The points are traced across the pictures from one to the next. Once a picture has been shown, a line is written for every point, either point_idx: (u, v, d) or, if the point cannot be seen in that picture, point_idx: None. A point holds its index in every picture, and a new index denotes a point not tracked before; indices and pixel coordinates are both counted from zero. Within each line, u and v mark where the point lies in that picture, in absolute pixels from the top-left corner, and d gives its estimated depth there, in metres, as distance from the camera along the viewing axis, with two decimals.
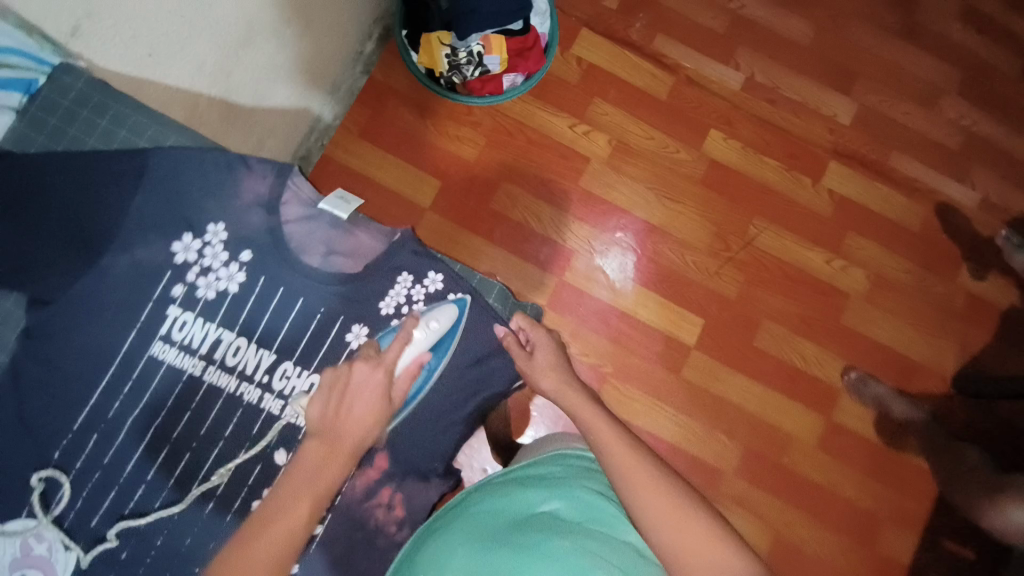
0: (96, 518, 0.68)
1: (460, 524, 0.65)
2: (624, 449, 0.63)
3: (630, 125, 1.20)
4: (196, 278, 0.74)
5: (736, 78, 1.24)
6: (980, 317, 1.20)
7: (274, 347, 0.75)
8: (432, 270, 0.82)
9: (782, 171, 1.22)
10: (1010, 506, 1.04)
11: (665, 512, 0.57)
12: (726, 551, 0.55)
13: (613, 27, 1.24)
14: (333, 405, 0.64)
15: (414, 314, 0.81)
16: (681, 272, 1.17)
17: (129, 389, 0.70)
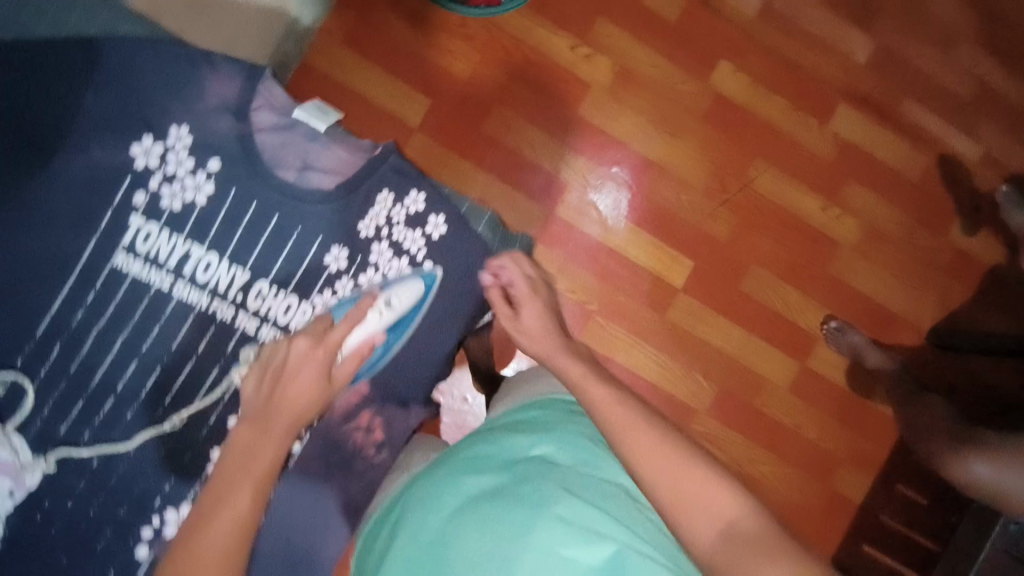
0: (65, 425, 0.79)
1: (453, 475, 0.68)
2: (608, 392, 0.66)
3: (635, 49, 1.12)
4: (161, 186, 0.81)
5: (753, 4, 1.15)
6: (963, 273, 1.21)
7: (248, 266, 0.83)
8: (413, 190, 0.87)
9: (788, 110, 1.16)
10: (975, 460, 0.95)
11: (647, 449, 0.57)
12: (715, 486, 0.54)
13: None
14: (264, 377, 0.71)
15: (393, 236, 0.86)
16: (675, 211, 1.14)
17: (93, 298, 0.79)
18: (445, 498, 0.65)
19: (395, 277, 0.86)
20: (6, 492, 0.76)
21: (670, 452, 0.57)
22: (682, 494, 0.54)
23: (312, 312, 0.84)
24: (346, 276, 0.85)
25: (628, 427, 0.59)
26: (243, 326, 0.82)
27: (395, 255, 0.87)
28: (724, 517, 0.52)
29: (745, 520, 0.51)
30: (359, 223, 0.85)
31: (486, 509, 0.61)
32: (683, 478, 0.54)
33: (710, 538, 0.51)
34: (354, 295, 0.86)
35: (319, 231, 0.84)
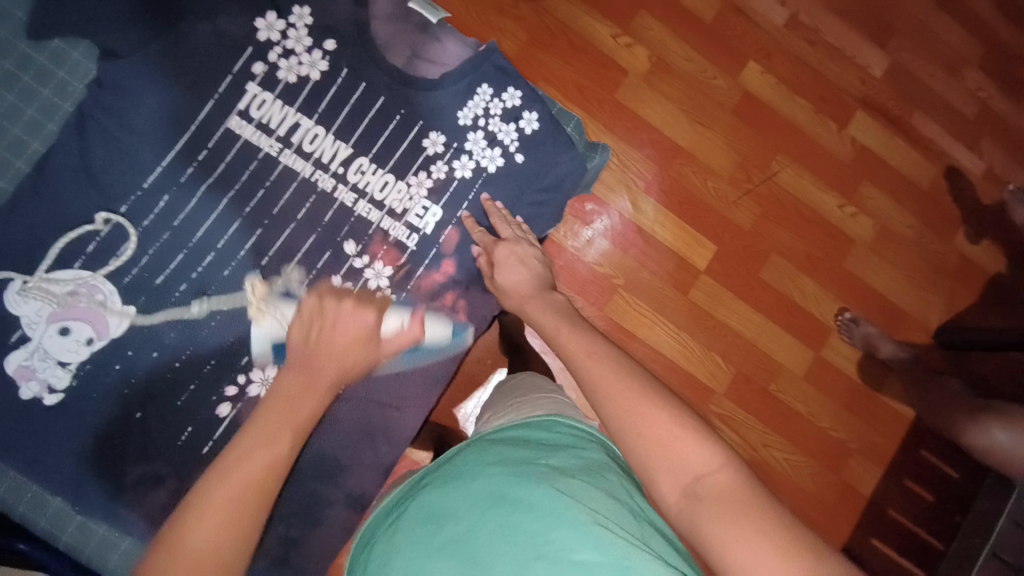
0: (162, 276, 0.88)
1: (458, 486, 0.65)
2: (590, 349, 0.70)
3: (672, 43, 1.20)
4: (278, 60, 0.92)
5: (780, 14, 1.25)
6: (966, 279, 1.27)
7: (352, 144, 0.93)
8: (510, 89, 0.97)
9: (810, 113, 1.24)
10: (995, 426, 1.06)
11: (625, 410, 0.60)
12: (692, 442, 0.57)
13: None
14: (319, 325, 0.82)
15: (489, 128, 0.96)
16: (700, 196, 1.19)
17: (203, 158, 0.89)
18: (447, 510, 0.62)
19: (488, 165, 0.96)
20: (85, 342, 0.86)
21: (647, 411, 0.60)
22: (656, 451, 0.58)
23: (409, 193, 0.95)
24: (441, 161, 0.95)
25: (618, 392, 0.62)
26: (342, 199, 0.93)
27: (488, 145, 0.96)
28: (689, 470, 0.56)
29: (712, 473, 0.55)
30: (458, 111, 0.96)
31: (494, 514, 0.59)
32: (653, 437, 0.58)
33: (675, 495, 0.56)
34: (448, 179, 0.96)
35: (421, 117, 0.95)
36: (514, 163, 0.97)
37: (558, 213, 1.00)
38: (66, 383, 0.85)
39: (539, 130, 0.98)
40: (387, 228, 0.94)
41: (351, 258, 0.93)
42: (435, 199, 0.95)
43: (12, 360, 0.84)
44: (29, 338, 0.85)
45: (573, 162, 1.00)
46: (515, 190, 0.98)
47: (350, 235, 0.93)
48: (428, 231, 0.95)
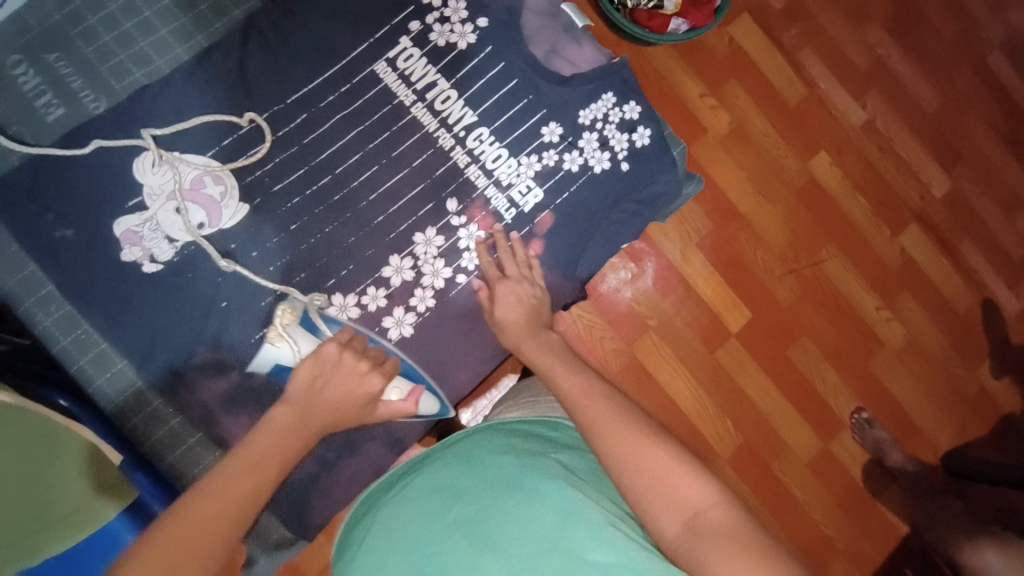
0: (279, 185, 0.91)
1: (471, 469, 0.67)
2: (589, 391, 0.69)
3: (754, 115, 1.25)
4: (433, 25, 0.96)
5: (859, 115, 1.30)
6: (983, 411, 1.28)
7: (478, 113, 0.96)
8: (633, 102, 0.99)
9: (869, 213, 1.28)
10: (988, 550, 1.12)
11: (626, 450, 0.60)
12: (691, 478, 0.58)
13: (771, 22, 1.26)
14: (318, 376, 0.76)
15: (604, 132, 0.98)
16: (748, 263, 1.22)
17: (346, 91, 0.93)
18: (460, 491, 0.65)
19: (595, 165, 0.97)
20: (196, 224, 0.88)
21: (645, 449, 0.60)
22: (652, 490, 0.58)
23: (518, 170, 0.96)
24: (554, 149, 0.97)
25: (611, 431, 0.63)
26: (456, 160, 0.95)
27: (600, 147, 0.98)
28: (689, 503, 0.56)
29: (710, 509, 0.55)
30: (580, 110, 0.98)
31: (507, 503, 0.61)
32: (651, 474, 0.58)
33: (674, 532, 0.55)
34: (555, 168, 0.97)
35: (547, 106, 0.98)
36: (619, 170, 0.98)
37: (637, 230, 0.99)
38: (167, 257, 0.88)
39: (648, 146, 0.99)
40: (488, 197, 0.95)
41: (451, 215, 0.94)
42: (539, 182, 0.96)
43: (124, 222, 0.87)
44: (147, 207, 0.88)
45: (670, 183, 1.00)
46: (606, 201, 0.98)
47: (454, 193, 0.94)
48: (525, 209, 0.96)
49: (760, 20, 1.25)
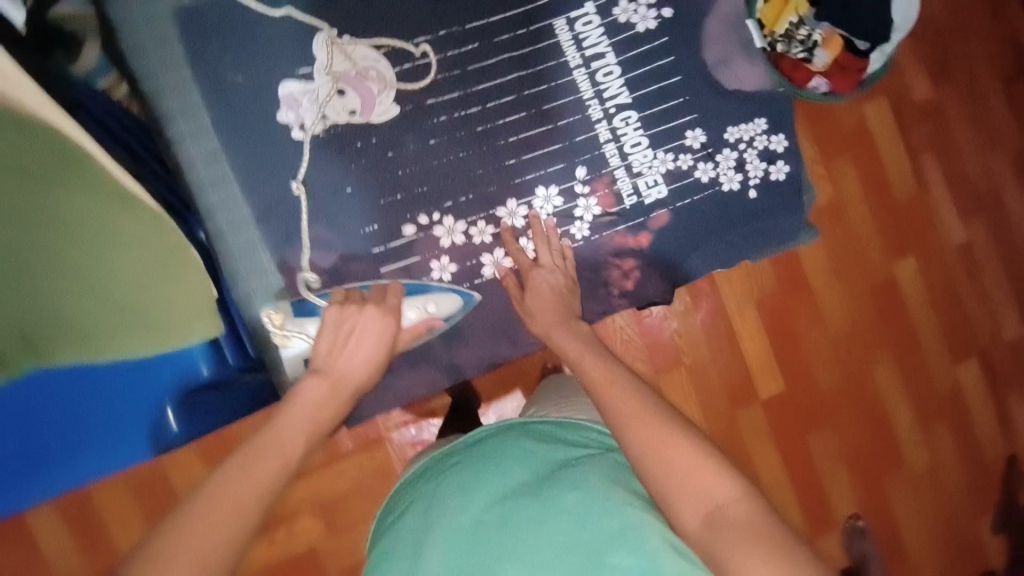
0: None
1: (448, 486, 0.47)
2: (585, 349, 0.49)
3: (858, 201, 1.11)
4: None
5: (957, 234, 1.17)
6: (970, 565, 1.21)
7: (622, 57, 0.57)
8: (782, 135, 0.59)
9: (936, 332, 1.18)
10: None
11: (625, 403, 0.44)
12: (712, 458, 0.40)
13: (905, 116, 1.12)
14: (340, 334, 0.49)
15: (744, 157, 0.58)
16: (800, 336, 1.12)
17: None
18: (437, 509, 0.45)
19: (723, 184, 0.57)
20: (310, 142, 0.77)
21: (647, 409, 0.43)
22: (655, 457, 0.41)
23: (650, 161, 0.57)
24: (689, 154, 0.57)
25: (604, 385, 0.46)
26: (581, 113, 0.56)
27: (737, 169, 0.58)
28: (714, 496, 0.39)
29: (736, 499, 0.38)
30: (728, 125, 0.58)
31: (504, 531, 0.42)
32: (650, 435, 0.42)
33: (693, 521, 0.39)
34: (688, 173, 0.57)
35: (698, 94, 0.58)
36: (739, 196, 0.58)
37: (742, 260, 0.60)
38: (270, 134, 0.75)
39: (783, 182, 0.59)
40: (612, 182, 0.56)
41: (542, 191, 0.56)
42: (667, 185, 0.57)
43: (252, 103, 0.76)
44: None
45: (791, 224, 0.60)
46: (716, 214, 0.58)
47: (558, 160, 0.56)
48: (644, 202, 0.57)
49: (894, 106, 1.12)
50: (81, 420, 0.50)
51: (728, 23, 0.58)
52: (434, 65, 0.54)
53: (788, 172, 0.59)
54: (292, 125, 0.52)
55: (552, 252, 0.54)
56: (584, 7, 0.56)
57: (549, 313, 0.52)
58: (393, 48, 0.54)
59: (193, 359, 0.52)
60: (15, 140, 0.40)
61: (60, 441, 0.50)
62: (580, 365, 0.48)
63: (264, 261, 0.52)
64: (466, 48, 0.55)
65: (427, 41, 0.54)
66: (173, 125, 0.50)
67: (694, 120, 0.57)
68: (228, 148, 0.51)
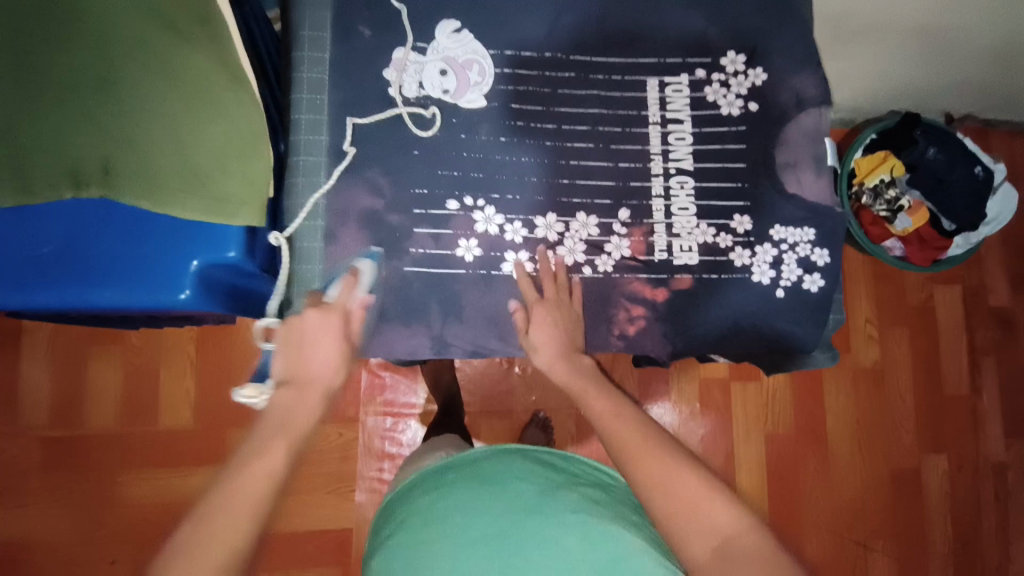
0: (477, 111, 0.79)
1: (448, 496, 0.50)
2: (589, 386, 0.52)
3: (903, 372, 1.04)
4: (714, 80, 0.61)
5: (996, 449, 1.06)
6: None
7: (698, 129, 0.60)
8: (827, 251, 0.59)
9: (946, 543, 1.03)
10: None
11: (632, 437, 0.45)
12: (718, 495, 0.41)
13: (976, 312, 1.07)
14: (296, 345, 0.49)
15: (783, 257, 0.59)
16: (801, 488, 1.01)
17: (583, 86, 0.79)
18: (436, 518, 0.48)
19: (755, 275, 0.58)
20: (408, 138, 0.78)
21: (654, 443, 0.45)
22: (659, 486, 0.42)
23: (690, 228, 0.59)
24: (731, 235, 0.59)
25: (610, 421, 0.48)
26: (641, 163, 0.60)
27: (772, 266, 0.59)
28: (722, 528, 0.40)
29: (743, 535, 0.39)
30: (778, 223, 0.59)
31: (504, 549, 0.45)
32: (654, 463, 0.43)
33: (701, 553, 0.39)
34: (724, 251, 0.59)
35: (759, 186, 0.60)
36: (767, 291, 0.58)
37: (758, 358, 0.60)
38: None
39: (814, 295, 0.59)
40: (647, 234, 0.59)
41: (581, 217, 0.58)
42: (700, 255, 0.58)
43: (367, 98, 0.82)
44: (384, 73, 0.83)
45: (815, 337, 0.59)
46: (738, 300, 0.58)
47: (604, 196, 0.59)
48: (670, 261, 0.58)
49: (966, 300, 1.06)
50: (107, 253, 0.52)
51: (807, 134, 0.61)
52: (531, 79, 0.60)
53: (821, 287, 0.59)
54: (393, 84, 0.58)
55: (559, 286, 0.56)
56: (679, 76, 0.61)
57: (553, 345, 0.54)
58: (501, 53, 0.60)
59: (227, 239, 0.52)
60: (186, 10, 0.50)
61: (79, 264, 0.51)
62: (585, 398, 0.51)
63: (322, 184, 0.56)
64: (563, 74, 0.60)
65: (530, 58, 0.60)
66: (299, 49, 0.58)
67: (745, 207, 0.59)
68: (333, 82, 0.58)
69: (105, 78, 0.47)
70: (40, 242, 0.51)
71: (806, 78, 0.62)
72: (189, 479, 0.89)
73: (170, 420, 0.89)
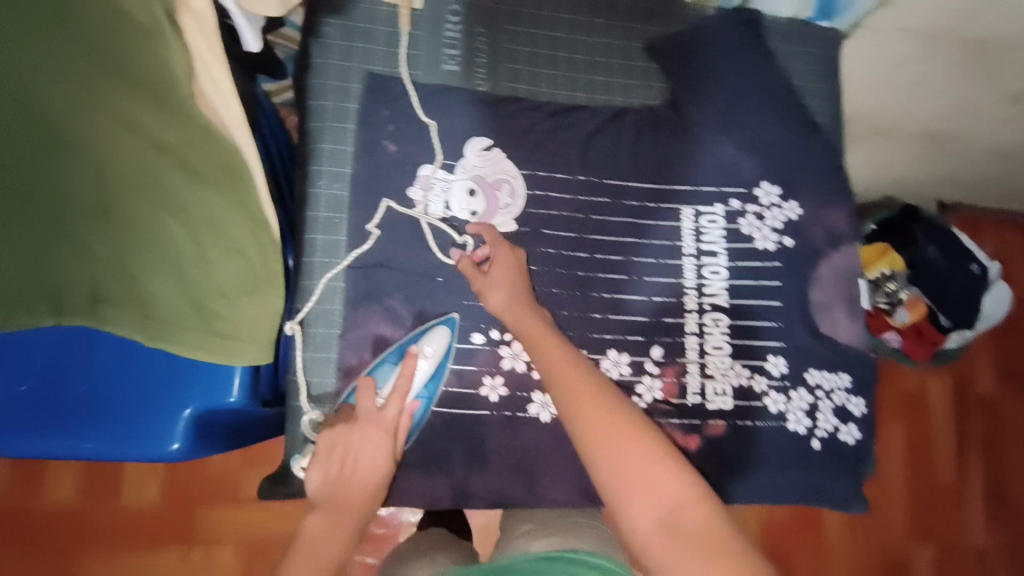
0: None
1: None
2: (527, 321, 0.48)
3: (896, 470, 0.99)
4: (747, 212, 0.59)
5: None
6: None
7: (733, 264, 0.58)
8: (862, 400, 0.57)
9: None
10: None
11: (595, 419, 0.43)
12: (679, 473, 0.42)
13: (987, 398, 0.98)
14: (337, 460, 0.48)
15: (818, 404, 0.56)
16: None
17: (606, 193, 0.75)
18: None
19: (790, 423, 0.56)
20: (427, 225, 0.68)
21: (618, 416, 0.44)
22: (622, 468, 0.41)
23: (725, 370, 0.56)
24: (766, 379, 0.56)
25: (568, 380, 0.45)
26: (675, 297, 0.57)
27: (807, 413, 0.56)
28: (676, 501, 0.40)
29: (700, 514, 0.40)
30: (813, 367, 0.57)
31: None
32: (619, 443, 0.42)
33: (654, 531, 0.39)
34: (758, 396, 0.56)
35: (794, 327, 0.57)
36: (801, 441, 0.56)
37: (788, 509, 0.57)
38: None
39: (848, 446, 0.56)
40: (681, 374, 0.55)
41: (612, 357, 0.55)
42: (734, 400, 0.55)
43: None
44: None
45: (848, 490, 0.56)
46: (773, 450, 0.55)
47: (636, 332, 0.56)
48: (703, 405, 0.55)
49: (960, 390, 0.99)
50: (90, 391, 0.46)
51: (842, 274, 0.59)
52: (561, 203, 0.57)
53: (858, 439, 0.56)
54: (417, 204, 0.55)
55: None
56: (713, 206, 0.59)
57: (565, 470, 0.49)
58: (533, 174, 0.57)
59: (226, 381, 0.46)
60: (205, 149, 0.43)
61: (59, 406, 0.45)
62: (529, 338, 0.48)
63: (337, 313, 0.52)
64: (597, 199, 0.57)
65: (561, 180, 0.57)
66: (318, 161, 0.53)
67: (780, 348, 0.57)
68: (354, 199, 0.54)
69: (104, 203, 0.41)
70: (17, 378, 0.45)
71: (842, 214, 0.60)
72: (151, 561, 0.74)
73: (133, 497, 0.75)
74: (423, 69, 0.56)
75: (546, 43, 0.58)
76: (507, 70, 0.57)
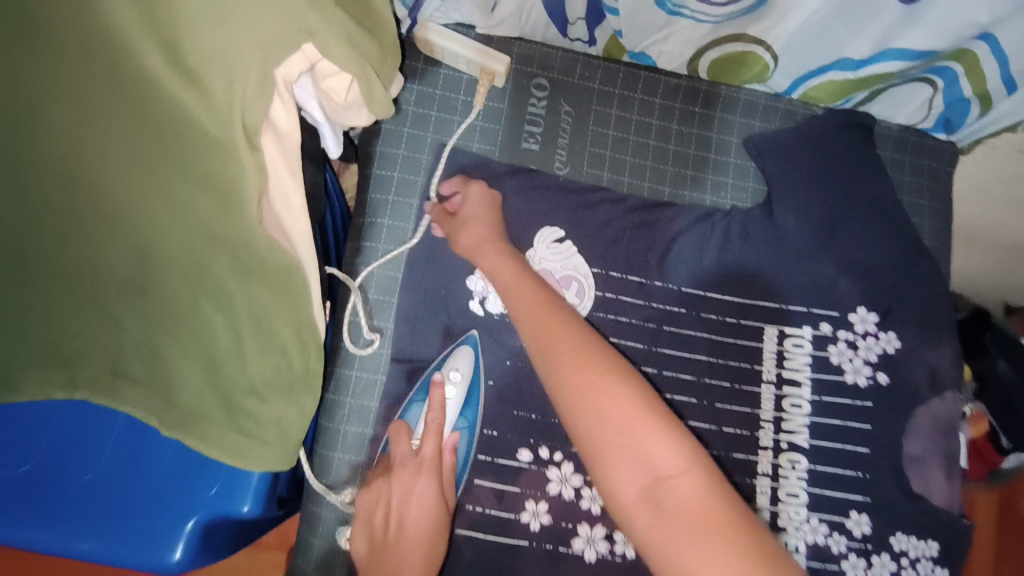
0: None
1: None
2: (496, 259, 0.46)
3: None
4: (840, 338, 0.53)
5: None
6: None
7: (818, 397, 0.51)
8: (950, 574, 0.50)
9: None
10: None
11: (561, 362, 0.39)
12: (660, 432, 0.36)
13: None
14: (382, 523, 0.43)
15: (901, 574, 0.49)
16: None
17: None
18: None
19: None
20: None
21: (587, 354, 0.39)
22: (590, 417, 0.37)
23: (799, 521, 0.49)
24: (843, 537, 0.50)
25: (529, 322, 0.42)
26: (749, 429, 0.51)
27: None
28: (657, 465, 0.35)
29: (679, 477, 0.35)
30: (899, 530, 0.50)
31: None
32: (586, 394, 0.38)
33: (630, 500, 0.35)
34: (834, 557, 0.49)
35: (881, 481, 0.51)
36: None
37: None
38: None
39: None
40: None
41: None
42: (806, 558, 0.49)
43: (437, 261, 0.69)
44: None
45: None
46: None
47: None
48: None
49: None
50: (96, 480, 0.41)
51: (938, 424, 0.52)
52: (633, 309, 0.51)
53: None
54: (475, 295, 0.49)
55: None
56: (802, 328, 0.52)
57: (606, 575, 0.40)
58: (606, 275, 0.51)
59: (241, 489, 0.41)
60: (225, 228, 0.34)
61: (52, 500, 0.40)
62: (495, 271, 0.45)
63: (372, 409, 0.48)
64: (673, 309, 0.51)
65: (634, 283, 0.51)
66: (375, 238, 0.50)
67: (864, 503, 0.50)
68: (407, 283, 0.49)
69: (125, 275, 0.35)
70: (17, 458, 0.41)
71: (944, 355, 0.53)
72: None
73: None
74: (503, 144, 0.52)
75: (635, 130, 0.54)
76: (591, 154, 0.53)
